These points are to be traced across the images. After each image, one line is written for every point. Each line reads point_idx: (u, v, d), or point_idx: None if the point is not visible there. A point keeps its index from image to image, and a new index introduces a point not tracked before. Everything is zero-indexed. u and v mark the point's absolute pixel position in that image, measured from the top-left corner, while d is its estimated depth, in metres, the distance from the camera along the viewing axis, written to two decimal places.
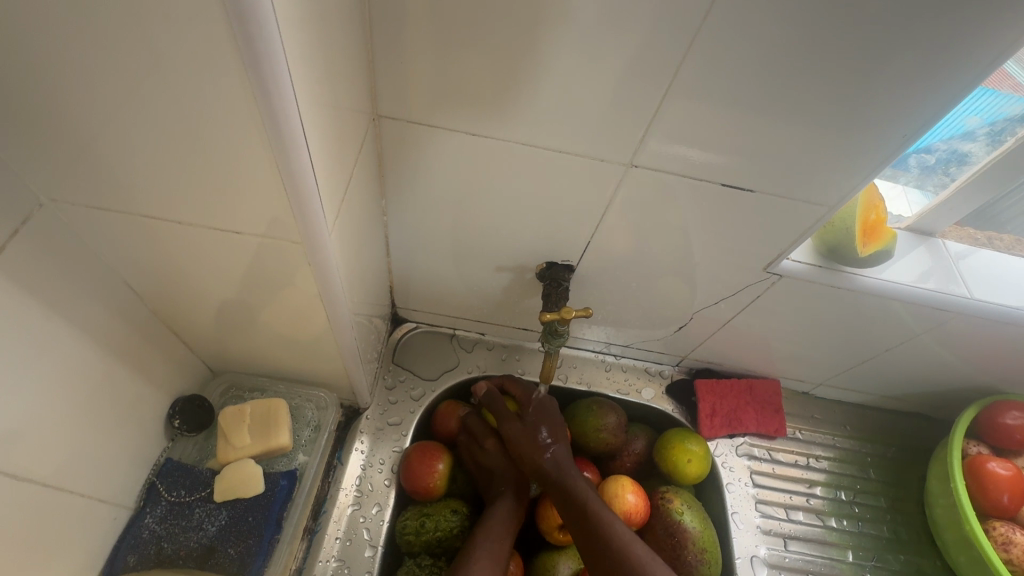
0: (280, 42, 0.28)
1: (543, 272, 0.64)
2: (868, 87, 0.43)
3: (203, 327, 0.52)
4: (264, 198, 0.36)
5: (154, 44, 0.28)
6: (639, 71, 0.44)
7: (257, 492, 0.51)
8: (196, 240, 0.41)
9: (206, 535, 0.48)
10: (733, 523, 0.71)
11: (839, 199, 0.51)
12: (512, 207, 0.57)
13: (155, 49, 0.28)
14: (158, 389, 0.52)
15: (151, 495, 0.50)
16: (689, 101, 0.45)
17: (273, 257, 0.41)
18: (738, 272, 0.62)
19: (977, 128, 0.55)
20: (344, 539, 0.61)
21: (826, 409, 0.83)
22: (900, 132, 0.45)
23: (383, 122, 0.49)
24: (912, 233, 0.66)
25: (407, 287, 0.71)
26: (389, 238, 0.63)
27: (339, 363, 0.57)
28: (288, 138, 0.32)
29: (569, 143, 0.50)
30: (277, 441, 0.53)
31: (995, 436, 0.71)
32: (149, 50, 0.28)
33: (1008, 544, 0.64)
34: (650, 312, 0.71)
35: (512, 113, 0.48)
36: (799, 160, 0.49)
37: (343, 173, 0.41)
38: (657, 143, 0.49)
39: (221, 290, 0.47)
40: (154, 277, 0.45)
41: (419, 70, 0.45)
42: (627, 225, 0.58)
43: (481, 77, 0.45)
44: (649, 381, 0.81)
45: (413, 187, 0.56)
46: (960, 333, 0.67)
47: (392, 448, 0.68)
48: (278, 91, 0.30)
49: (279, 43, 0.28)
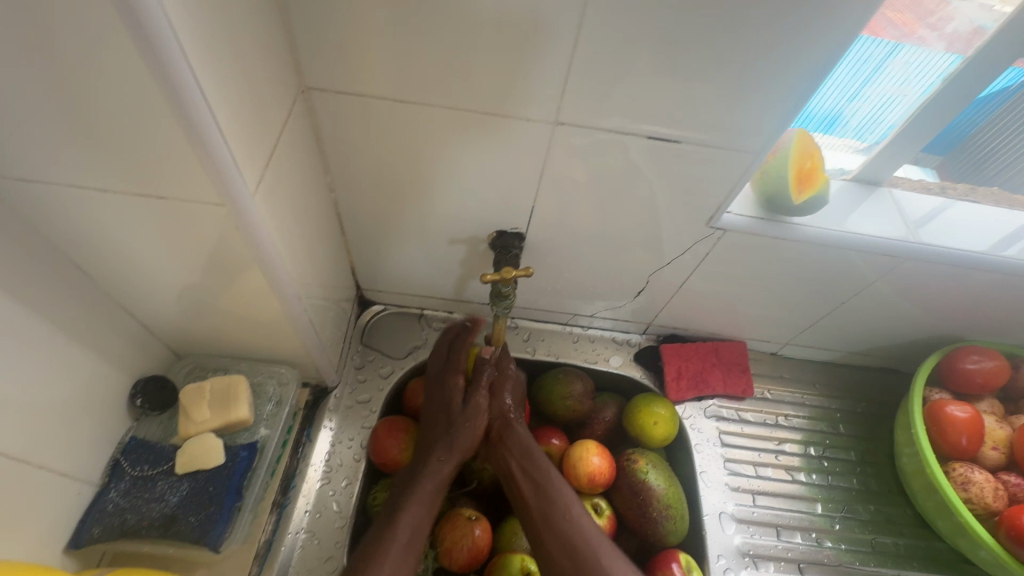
0: (161, 8, 0.29)
1: (494, 241, 0.66)
2: (771, 30, 0.44)
3: (158, 308, 0.54)
4: (187, 167, 0.37)
5: (40, 23, 0.29)
6: (558, 30, 0.45)
7: (217, 463, 0.53)
8: (132, 215, 0.42)
9: (168, 505, 0.51)
10: (701, 482, 0.72)
11: (762, 147, 0.53)
12: (457, 178, 0.59)
13: (39, 26, 0.29)
14: (119, 371, 0.54)
15: (116, 471, 0.52)
16: (611, 58, 0.46)
17: (210, 229, 0.43)
18: (685, 229, 0.63)
19: (907, 75, 0.56)
20: (313, 511, 0.63)
21: (795, 369, 0.84)
22: (812, 71, 0.47)
23: (313, 94, 0.51)
24: (859, 183, 0.68)
25: (369, 268, 0.73)
26: (343, 217, 0.65)
27: (297, 340, 0.58)
28: (190, 104, 0.33)
29: (501, 108, 0.51)
30: (236, 415, 0.55)
31: (956, 381, 0.72)
32: (36, 28, 0.29)
33: (967, 484, 0.65)
34: (608, 279, 0.72)
35: (437, 81, 0.49)
36: (725, 111, 0.50)
37: (264, 142, 0.42)
38: (585, 102, 0.50)
39: (166, 267, 0.48)
40: (101, 258, 0.47)
41: (340, 42, 0.47)
42: (569, 188, 0.59)
43: (406, 46, 0.47)
44: (617, 350, 0.82)
45: (357, 163, 0.58)
46: (916, 281, 0.67)
47: (361, 425, 0.70)
48: (168, 58, 0.31)
49: (160, 10, 0.29)
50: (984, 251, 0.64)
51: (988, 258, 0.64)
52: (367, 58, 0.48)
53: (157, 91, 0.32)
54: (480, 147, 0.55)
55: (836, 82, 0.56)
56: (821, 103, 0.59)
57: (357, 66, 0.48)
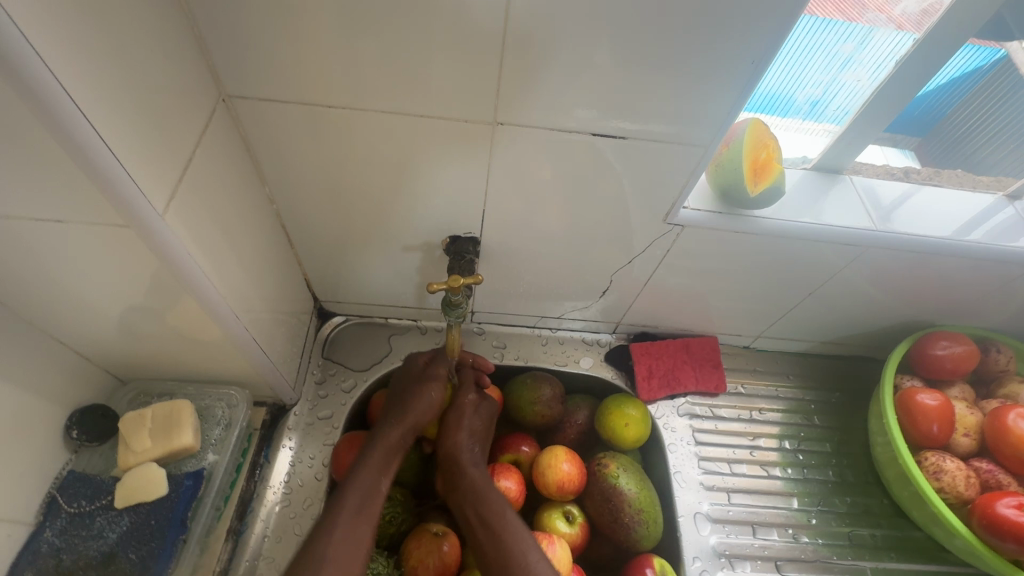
0: (14, 21, 0.27)
1: (448, 247, 0.64)
2: (705, 17, 0.42)
3: (90, 335, 0.51)
4: (87, 189, 0.35)
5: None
6: (488, 25, 0.43)
7: (160, 494, 0.52)
8: (40, 242, 0.39)
9: (107, 542, 0.49)
10: (676, 483, 0.71)
11: (713, 138, 0.52)
12: (403, 182, 0.56)
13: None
14: (52, 403, 0.51)
15: (52, 509, 0.50)
16: (546, 52, 0.45)
17: (127, 251, 0.40)
18: (643, 226, 0.62)
19: (858, 59, 0.55)
20: (272, 536, 0.60)
21: (768, 361, 0.83)
22: (750, 59, 0.45)
23: (236, 102, 0.49)
24: (820, 172, 0.66)
25: (324, 279, 0.70)
26: (289, 228, 0.62)
27: (243, 359, 0.56)
28: (71, 121, 0.31)
29: (440, 109, 0.49)
30: (179, 443, 0.53)
31: (927, 367, 0.72)
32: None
33: (939, 472, 0.65)
34: (571, 280, 0.71)
35: (368, 83, 0.47)
36: (668, 103, 0.49)
37: (174, 157, 0.40)
38: (526, 99, 0.48)
39: (88, 293, 0.45)
40: (17, 289, 0.44)
41: (260, 45, 0.44)
42: (521, 188, 0.57)
43: (332, 47, 0.44)
44: (587, 351, 0.80)
45: (297, 171, 0.55)
46: (882, 269, 0.66)
47: (322, 443, 0.67)
48: (35, 74, 0.28)
49: (13, 23, 0.27)
50: (948, 236, 0.63)
51: (952, 243, 0.63)
52: (292, 61, 0.46)
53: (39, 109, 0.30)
54: (422, 150, 0.53)
55: (793, 61, 0.54)
56: (775, 90, 0.57)
57: (284, 70, 0.46)
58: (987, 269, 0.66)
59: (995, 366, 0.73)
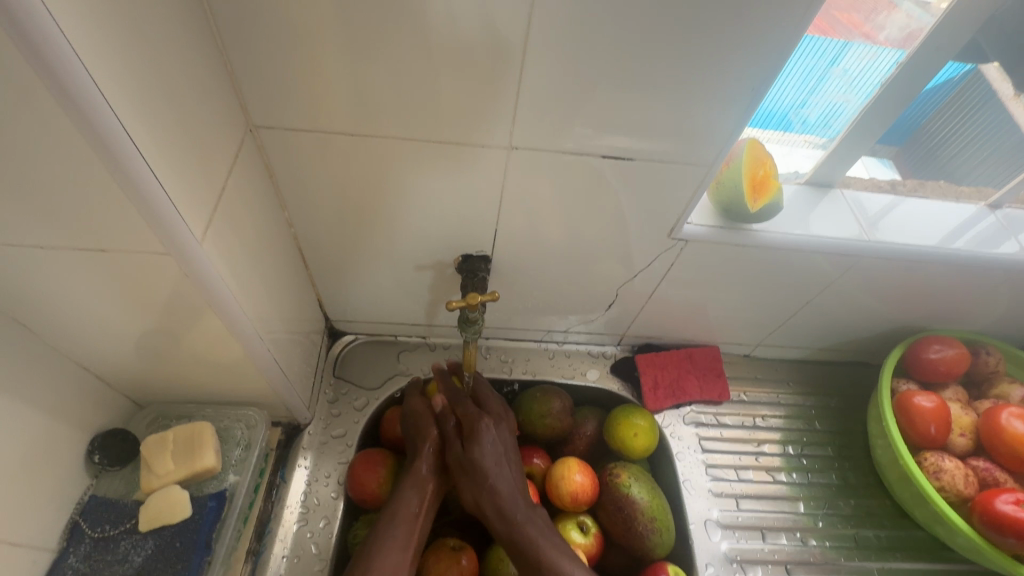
0: (83, 68, 0.29)
1: (460, 265, 0.65)
2: (708, 48, 0.45)
3: (114, 360, 0.52)
4: (132, 219, 0.37)
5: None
6: (504, 57, 0.46)
7: (185, 516, 0.53)
8: (77, 271, 0.41)
9: (132, 566, 0.50)
10: (685, 490, 0.73)
11: (715, 158, 0.55)
12: (417, 204, 0.58)
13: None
14: (75, 429, 0.52)
15: (75, 534, 0.50)
16: (557, 81, 0.48)
17: (162, 278, 0.42)
18: (647, 240, 0.64)
19: (846, 81, 0.59)
20: (291, 556, 0.61)
21: (768, 368, 0.85)
22: (750, 85, 0.48)
23: (261, 131, 0.51)
24: (812, 186, 0.70)
25: (336, 299, 0.72)
26: (304, 249, 0.64)
27: (262, 380, 0.57)
28: (123, 156, 0.33)
29: (456, 135, 0.52)
30: (202, 464, 0.55)
31: (921, 370, 0.75)
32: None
33: (939, 472, 0.67)
34: (578, 294, 0.73)
35: (389, 111, 0.49)
36: (672, 125, 0.51)
37: (207, 188, 0.42)
38: (537, 125, 0.51)
39: (118, 319, 0.46)
40: (49, 317, 0.45)
41: (287, 77, 0.47)
42: (531, 206, 0.59)
43: (355, 79, 0.47)
44: (593, 363, 0.82)
45: (315, 196, 0.57)
46: (875, 277, 0.69)
47: (337, 461, 0.68)
48: (96, 114, 0.31)
49: (83, 70, 0.29)
50: (935, 245, 0.66)
51: (940, 252, 0.66)
52: (315, 92, 0.48)
53: (94, 149, 0.32)
54: (437, 173, 0.55)
55: (788, 84, 0.58)
56: (770, 109, 0.61)
57: (307, 101, 0.48)
58: (974, 276, 0.69)
59: (986, 368, 0.76)
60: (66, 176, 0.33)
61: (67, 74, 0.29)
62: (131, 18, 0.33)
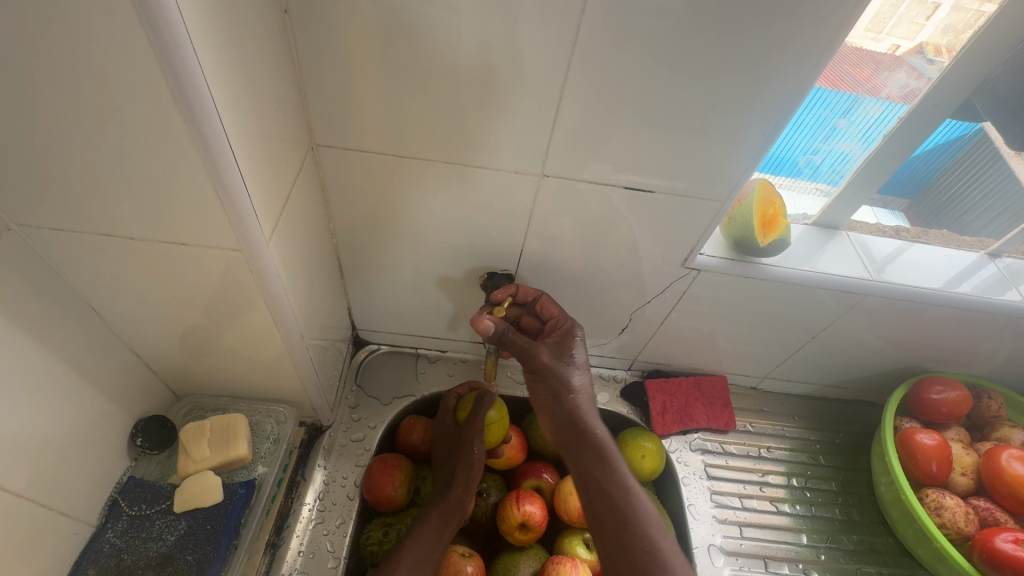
0: (207, 91, 0.35)
1: (485, 282, 0.69)
2: (725, 99, 0.51)
3: (166, 349, 0.56)
4: (210, 218, 0.42)
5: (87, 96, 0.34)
6: (543, 98, 0.52)
7: (217, 500, 0.56)
8: (150, 261, 0.46)
9: (165, 544, 0.53)
10: (689, 515, 0.74)
11: (728, 195, 0.59)
12: (449, 223, 0.63)
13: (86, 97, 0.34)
14: (122, 411, 0.56)
15: (114, 511, 0.54)
16: (589, 120, 0.53)
17: (224, 273, 0.47)
18: (661, 269, 0.68)
19: (850, 130, 0.63)
20: (307, 552, 0.63)
21: (774, 401, 0.88)
22: (761, 133, 0.54)
23: (321, 150, 0.56)
24: (819, 228, 0.74)
25: (365, 308, 0.76)
26: (341, 260, 0.68)
27: (297, 378, 0.61)
28: (219, 163, 0.38)
29: (493, 163, 0.57)
30: (234, 453, 0.58)
31: (923, 410, 0.77)
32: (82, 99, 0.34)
33: (940, 509, 0.69)
34: (593, 317, 0.76)
35: (435, 137, 0.55)
36: (690, 165, 0.57)
37: (277, 197, 0.47)
38: (568, 158, 0.57)
39: (176, 310, 0.51)
40: (118, 302, 0.50)
41: (350, 103, 0.52)
42: (554, 230, 0.64)
43: (408, 111, 0.53)
44: (604, 386, 0.84)
45: (357, 210, 0.62)
46: (878, 317, 0.72)
47: (355, 463, 0.71)
48: (205, 126, 0.36)
49: (208, 93, 0.35)
50: (936, 288, 0.69)
51: (941, 295, 0.69)
52: (371, 118, 0.54)
53: (193, 156, 0.37)
54: (471, 195, 0.60)
55: (797, 130, 0.62)
56: (777, 152, 0.65)
57: (364, 125, 0.54)
58: (975, 320, 0.72)
59: (988, 412, 0.78)
60: (163, 176, 0.39)
61: (190, 95, 0.34)
62: (239, 50, 0.39)
